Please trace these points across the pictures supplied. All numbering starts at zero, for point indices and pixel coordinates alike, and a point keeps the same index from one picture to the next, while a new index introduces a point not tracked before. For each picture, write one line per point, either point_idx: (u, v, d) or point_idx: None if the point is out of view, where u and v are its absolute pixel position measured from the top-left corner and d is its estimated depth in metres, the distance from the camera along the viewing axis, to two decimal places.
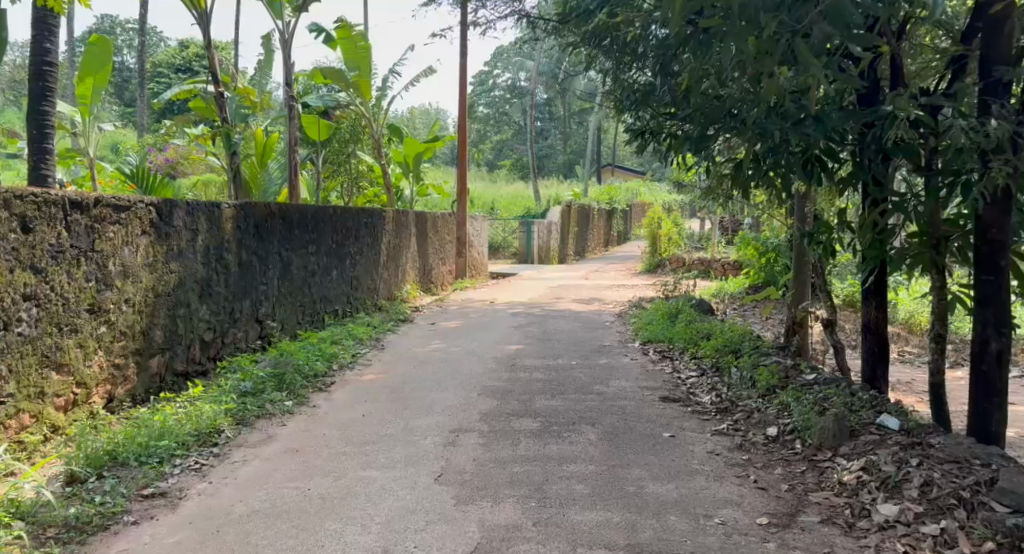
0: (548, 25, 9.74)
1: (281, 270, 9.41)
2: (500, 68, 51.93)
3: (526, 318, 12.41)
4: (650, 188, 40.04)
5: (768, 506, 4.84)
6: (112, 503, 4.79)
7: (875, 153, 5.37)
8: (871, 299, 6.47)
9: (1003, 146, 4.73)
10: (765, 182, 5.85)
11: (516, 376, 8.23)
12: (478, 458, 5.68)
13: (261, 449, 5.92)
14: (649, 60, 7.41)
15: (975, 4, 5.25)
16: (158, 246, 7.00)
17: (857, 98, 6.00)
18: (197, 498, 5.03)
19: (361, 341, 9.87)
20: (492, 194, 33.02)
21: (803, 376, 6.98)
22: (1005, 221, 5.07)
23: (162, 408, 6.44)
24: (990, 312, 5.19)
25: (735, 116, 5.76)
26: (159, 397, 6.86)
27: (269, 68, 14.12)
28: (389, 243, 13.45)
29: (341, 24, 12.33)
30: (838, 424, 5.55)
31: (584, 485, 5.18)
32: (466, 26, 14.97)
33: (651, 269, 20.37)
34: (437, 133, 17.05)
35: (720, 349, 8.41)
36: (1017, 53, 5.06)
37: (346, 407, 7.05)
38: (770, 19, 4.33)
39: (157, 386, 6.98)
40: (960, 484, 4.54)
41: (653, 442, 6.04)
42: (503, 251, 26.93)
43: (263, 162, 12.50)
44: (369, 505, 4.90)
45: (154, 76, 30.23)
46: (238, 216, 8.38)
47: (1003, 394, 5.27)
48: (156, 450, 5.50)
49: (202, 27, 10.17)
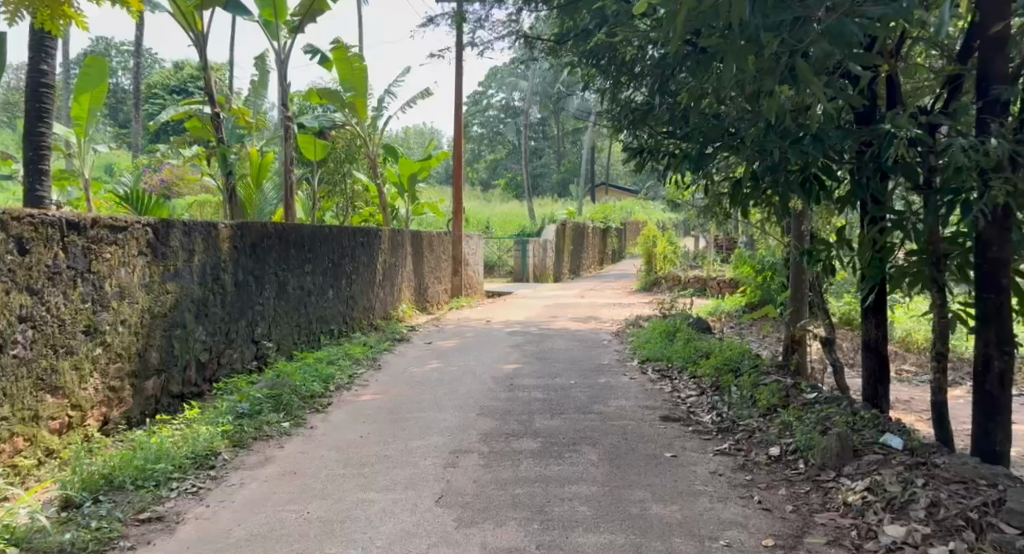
0: (545, 45, 9.81)
1: (276, 292, 9.35)
2: (494, 89, 52.22)
3: (522, 337, 12.36)
4: (643, 207, 40.25)
5: (773, 527, 4.81)
6: (109, 528, 4.73)
7: (874, 172, 5.35)
8: (870, 318, 6.43)
9: (1001, 164, 4.73)
10: (764, 202, 5.83)
11: (515, 396, 8.19)
12: (478, 479, 5.63)
13: (258, 471, 5.85)
14: (646, 79, 7.46)
15: (970, 23, 5.27)
16: (155, 267, 6.99)
17: (855, 117, 5.97)
18: (194, 522, 4.96)
19: (357, 360, 9.80)
20: (487, 213, 33.11)
21: (804, 395, 6.98)
22: (1006, 239, 5.02)
23: (158, 430, 6.38)
24: (991, 330, 5.17)
25: (733, 135, 5.76)
26: (154, 420, 6.79)
27: (263, 88, 14.17)
28: (385, 262, 13.40)
29: (337, 45, 12.33)
30: (842, 444, 5.52)
31: (588, 506, 5.14)
32: (463, 47, 15.06)
33: (647, 288, 20.38)
34: (433, 151, 17.07)
35: (719, 369, 8.39)
36: (1014, 73, 5.05)
37: (342, 428, 6.99)
38: (772, 38, 4.31)
39: (153, 409, 6.92)
40: (967, 505, 4.52)
41: (655, 462, 6.00)
42: (498, 270, 26.92)
43: (260, 182, 12.35)
44: (369, 528, 4.84)
45: (147, 99, 30.23)
46: (235, 236, 8.36)
47: (1007, 414, 5.25)
48: (153, 474, 5.44)
49: (199, 48, 10.16)
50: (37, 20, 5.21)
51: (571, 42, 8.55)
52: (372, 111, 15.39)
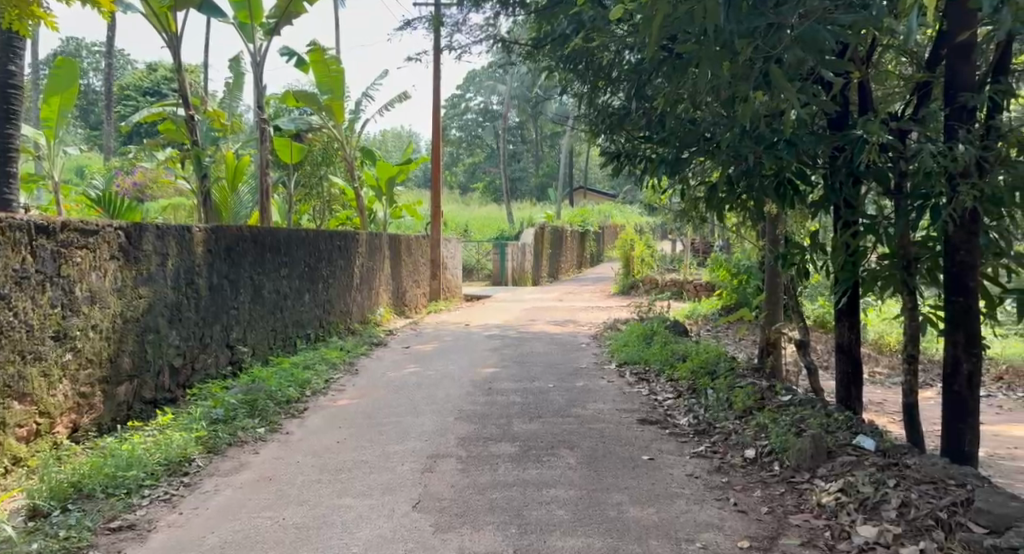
0: (522, 49, 9.86)
1: (251, 296, 9.30)
2: (472, 93, 52.21)
3: (500, 341, 12.38)
4: (621, 211, 40.42)
5: (749, 529, 4.86)
6: (78, 537, 4.70)
7: (846, 176, 5.45)
8: (844, 321, 6.51)
9: (968, 169, 4.82)
10: (739, 206, 5.91)
11: (493, 400, 8.21)
12: (456, 484, 5.64)
13: (233, 477, 5.83)
14: (623, 83, 7.51)
15: (938, 31, 5.36)
16: (127, 271, 6.94)
17: (827, 122, 6.05)
18: (167, 529, 4.94)
19: (334, 365, 9.78)
20: (466, 216, 33.12)
21: (779, 396, 7.04)
22: (974, 243, 5.09)
23: (130, 437, 6.33)
24: (960, 332, 5.22)
25: (708, 139, 5.81)
26: (126, 426, 6.73)
27: (238, 90, 14.10)
28: (362, 266, 13.37)
29: (313, 48, 12.31)
30: (815, 446, 5.58)
31: (565, 510, 5.16)
32: (440, 51, 15.08)
33: (624, 291, 20.47)
34: (410, 155, 17.03)
35: (696, 372, 8.44)
36: (980, 80, 5.14)
37: (319, 434, 6.97)
38: (745, 44, 4.36)
39: (125, 415, 6.86)
40: (937, 505, 4.58)
41: (632, 465, 6.03)
42: (477, 273, 26.92)
43: (235, 185, 12.22)
44: (345, 534, 4.84)
45: (119, 100, 29.95)
46: (209, 239, 8.32)
47: (975, 415, 5.33)
48: (124, 481, 5.40)
49: (172, 50, 10.10)
50: (5, 20, 5.16)
51: (548, 45, 8.59)
52: (349, 114, 15.38)
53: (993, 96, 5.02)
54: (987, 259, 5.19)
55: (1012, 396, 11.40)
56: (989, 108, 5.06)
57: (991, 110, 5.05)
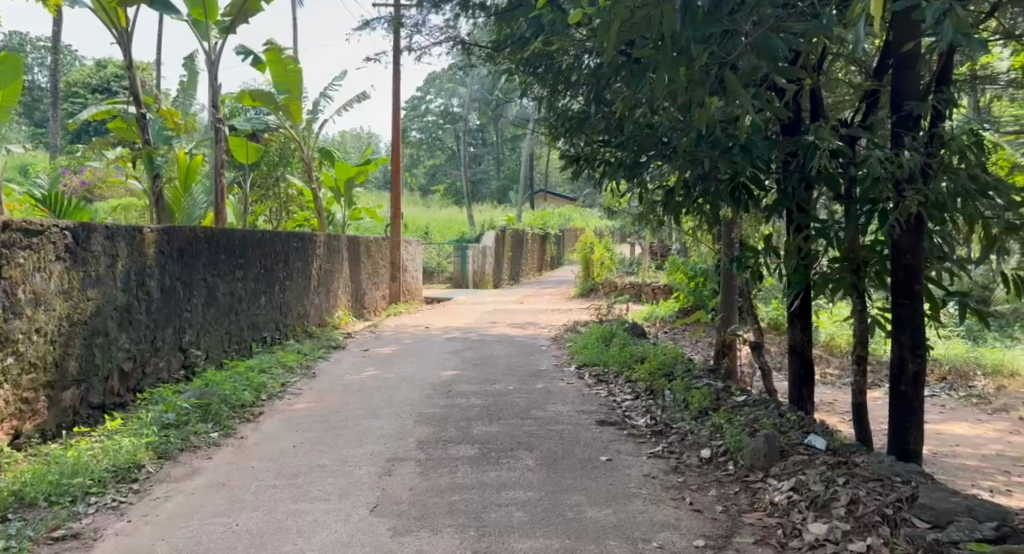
0: (483, 52, 9.91)
1: (205, 297, 9.21)
2: (432, 94, 52.08)
3: (461, 343, 12.38)
4: (581, 214, 40.64)
5: (704, 528, 4.95)
6: (18, 547, 4.63)
7: (798, 182, 5.60)
8: (796, 323, 6.64)
9: (913, 175, 4.95)
10: (696, 209, 6.01)
11: (453, 402, 8.23)
12: (415, 487, 5.65)
13: (184, 483, 5.77)
14: (582, 88, 7.58)
15: (885, 42, 5.50)
16: (73, 273, 6.83)
17: (781, 128, 6.18)
18: (114, 538, 4.88)
19: (290, 369, 9.70)
20: (427, 218, 33.09)
21: (733, 397, 7.16)
22: (919, 247, 5.23)
23: (76, 443, 6.24)
24: (906, 334, 5.37)
25: (666, 144, 5.89)
26: (71, 432, 6.60)
27: (193, 89, 13.92)
28: (320, 268, 13.28)
29: (271, 46, 12.20)
30: (769, 446, 5.68)
31: (524, 511, 5.20)
32: (399, 52, 15.05)
33: (584, 294, 20.60)
34: (370, 156, 16.96)
35: (654, 373, 8.54)
36: (924, 89, 5.30)
37: (275, 438, 6.92)
38: (702, 51, 4.44)
39: (70, 420, 6.73)
40: (883, 502, 4.69)
41: (591, 466, 6.09)
42: (438, 276, 26.91)
43: (189, 184, 11.98)
44: (301, 539, 4.83)
45: (66, 97, 29.29)
46: (161, 240, 8.23)
47: (920, 413, 5.48)
48: (68, 489, 5.33)
49: (123, 46, 9.94)
50: None
51: (509, 48, 8.65)
52: (308, 115, 15.28)
53: (937, 105, 5.17)
54: (931, 263, 5.34)
55: (956, 395, 11.73)
56: (933, 116, 5.21)
57: (934, 118, 5.20)
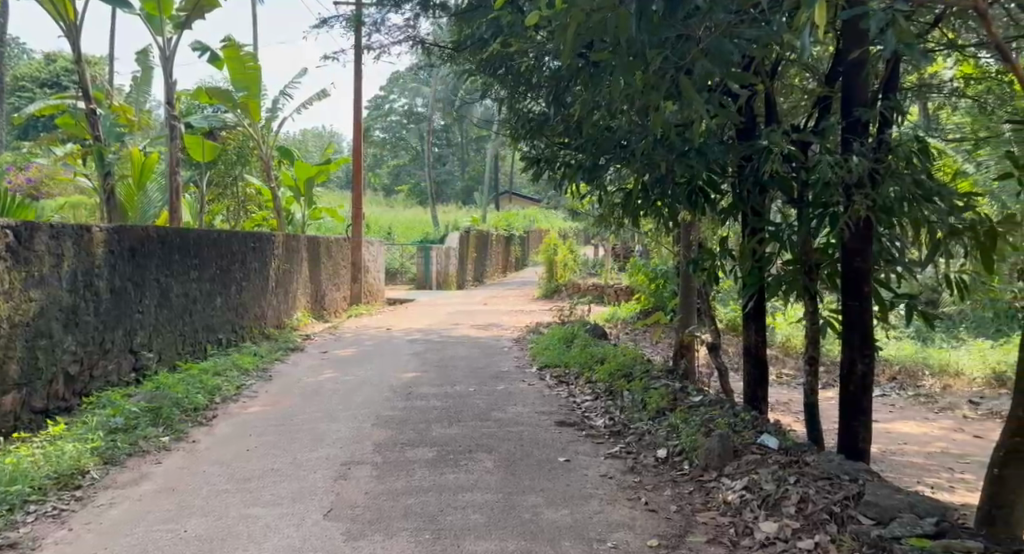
0: (443, 52, 9.89)
1: (158, 298, 9.07)
2: (396, 94, 51.83)
3: (423, 345, 12.34)
4: (546, 215, 40.73)
5: (658, 527, 4.98)
6: None
7: (753, 186, 5.68)
8: (750, 324, 6.71)
9: (861, 181, 5.05)
10: (653, 212, 6.06)
11: (412, 404, 8.20)
12: (370, 491, 5.61)
13: (132, 489, 5.68)
14: (542, 89, 7.62)
15: (836, 49, 5.60)
16: (15, 273, 6.68)
17: (736, 133, 6.27)
18: (54, 546, 4.79)
19: (247, 371, 9.60)
20: (390, 218, 32.93)
21: (690, 397, 7.22)
22: (868, 250, 5.31)
23: (17, 449, 6.10)
24: (856, 335, 5.46)
25: (623, 147, 5.93)
26: (13, 437, 6.45)
27: (146, 84, 13.69)
28: (278, 269, 13.14)
29: (228, 43, 12.05)
30: (723, 446, 5.74)
31: (480, 514, 5.20)
32: (360, 50, 14.97)
33: (547, 294, 20.65)
34: (331, 155, 16.82)
35: (612, 374, 8.59)
36: (872, 96, 5.41)
37: (227, 442, 6.84)
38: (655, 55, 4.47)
39: (11, 425, 6.56)
40: (831, 499, 4.75)
41: (548, 467, 6.11)
42: (401, 277, 26.79)
43: (143, 182, 11.68)
44: (252, 545, 4.77)
45: (14, 92, 28.54)
46: (111, 240, 8.10)
47: (868, 413, 5.57)
48: (6, 497, 5.21)
49: (71, 40, 9.76)
50: None
51: (469, 49, 8.65)
52: (267, 112, 15.14)
53: (884, 111, 5.27)
54: (879, 266, 5.44)
55: (905, 395, 11.94)
56: (880, 122, 5.32)
57: (882, 124, 5.31)
